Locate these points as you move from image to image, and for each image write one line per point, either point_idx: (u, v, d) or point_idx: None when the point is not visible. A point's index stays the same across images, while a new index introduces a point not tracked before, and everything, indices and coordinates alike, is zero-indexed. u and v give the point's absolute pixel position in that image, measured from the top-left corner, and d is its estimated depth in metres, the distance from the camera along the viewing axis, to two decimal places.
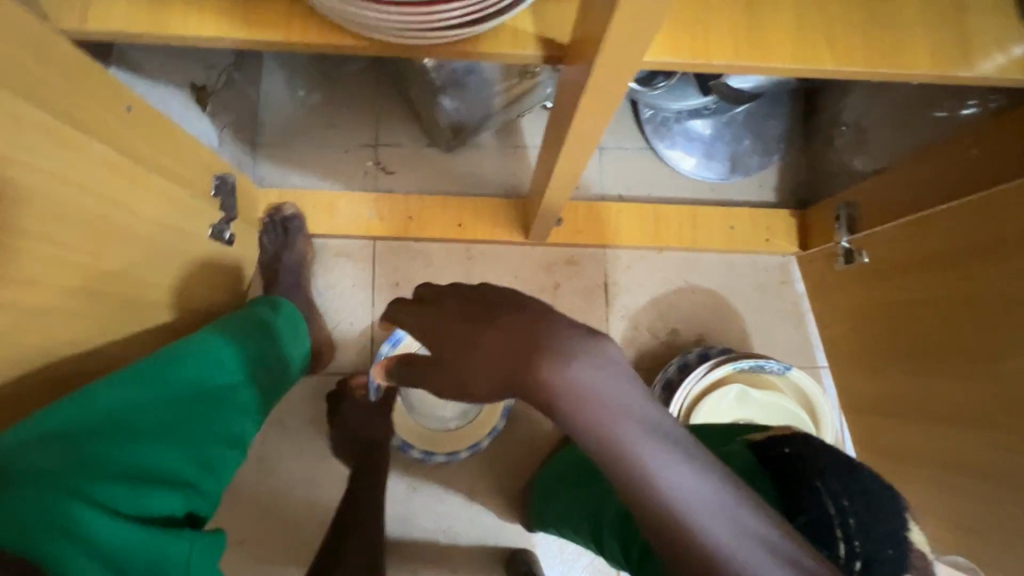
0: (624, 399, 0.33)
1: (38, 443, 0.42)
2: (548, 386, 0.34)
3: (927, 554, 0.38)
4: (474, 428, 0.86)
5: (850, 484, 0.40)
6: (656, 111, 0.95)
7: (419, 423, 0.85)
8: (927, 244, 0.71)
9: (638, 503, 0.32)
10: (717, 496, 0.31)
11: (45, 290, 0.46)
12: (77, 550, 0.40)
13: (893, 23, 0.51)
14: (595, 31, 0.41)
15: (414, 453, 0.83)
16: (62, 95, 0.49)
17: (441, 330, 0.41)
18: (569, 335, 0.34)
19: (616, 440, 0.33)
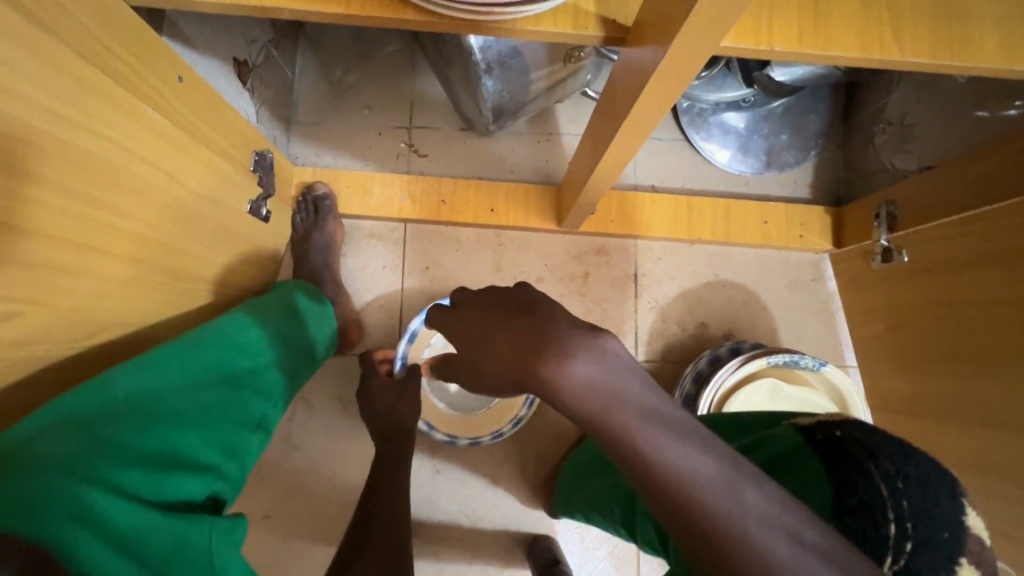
0: (623, 387, 0.33)
1: (60, 426, 0.40)
2: (549, 383, 0.33)
3: (983, 540, 0.36)
4: (498, 414, 0.85)
5: (906, 467, 0.38)
6: (694, 102, 0.94)
7: (444, 405, 0.85)
8: (971, 244, 0.70)
9: (651, 497, 0.30)
10: (729, 487, 0.29)
11: (95, 254, 0.47)
12: (94, 535, 0.38)
13: (958, 14, 0.50)
14: (667, 11, 0.41)
15: (437, 434, 0.83)
16: (116, 61, 0.49)
17: (464, 332, 0.42)
18: (570, 334, 0.34)
19: (620, 435, 0.32)
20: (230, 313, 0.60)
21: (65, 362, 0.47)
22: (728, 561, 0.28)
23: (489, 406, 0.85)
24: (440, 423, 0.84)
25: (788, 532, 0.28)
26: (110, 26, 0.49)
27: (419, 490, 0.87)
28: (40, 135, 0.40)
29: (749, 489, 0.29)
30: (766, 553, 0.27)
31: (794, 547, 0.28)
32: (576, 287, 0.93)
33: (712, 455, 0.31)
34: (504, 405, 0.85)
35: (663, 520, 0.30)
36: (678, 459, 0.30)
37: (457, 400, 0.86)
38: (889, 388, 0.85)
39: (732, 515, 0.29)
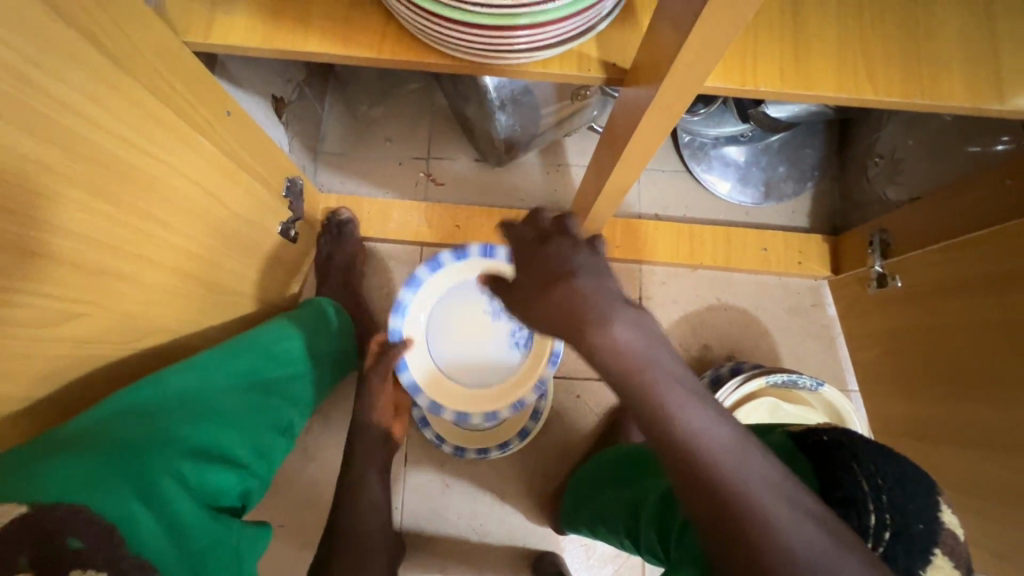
0: (657, 357, 0.37)
1: (123, 414, 0.45)
2: (593, 345, 0.38)
3: (958, 533, 0.39)
4: (516, 384, 0.81)
5: (886, 466, 0.41)
6: (694, 137, 1.00)
7: (453, 381, 0.81)
8: (956, 270, 0.73)
9: (669, 457, 0.34)
10: (741, 454, 0.33)
11: (147, 265, 0.53)
12: (148, 517, 0.42)
13: (929, 57, 0.55)
14: (659, 56, 0.47)
15: (448, 415, 0.80)
16: (178, 97, 0.56)
17: (517, 278, 0.46)
18: (616, 306, 0.39)
19: (650, 399, 0.35)
20: (269, 321, 0.65)
21: (114, 362, 0.51)
22: (735, 517, 0.31)
23: (505, 375, 0.82)
24: (450, 402, 0.80)
25: (790, 499, 0.32)
26: (173, 67, 0.55)
27: (428, 504, 0.90)
28: (107, 159, 0.46)
29: (758, 458, 0.33)
30: (773, 513, 0.31)
31: (793, 512, 0.31)
32: None
33: (727, 426, 0.34)
34: (518, 374, 0.81)
35: (677, 477, 0.33)
36: (699, 424, 0.34)
37: (465, 374, 0.82)
38: (889, 411, 0.87)
39: (741, 477, 0.32)
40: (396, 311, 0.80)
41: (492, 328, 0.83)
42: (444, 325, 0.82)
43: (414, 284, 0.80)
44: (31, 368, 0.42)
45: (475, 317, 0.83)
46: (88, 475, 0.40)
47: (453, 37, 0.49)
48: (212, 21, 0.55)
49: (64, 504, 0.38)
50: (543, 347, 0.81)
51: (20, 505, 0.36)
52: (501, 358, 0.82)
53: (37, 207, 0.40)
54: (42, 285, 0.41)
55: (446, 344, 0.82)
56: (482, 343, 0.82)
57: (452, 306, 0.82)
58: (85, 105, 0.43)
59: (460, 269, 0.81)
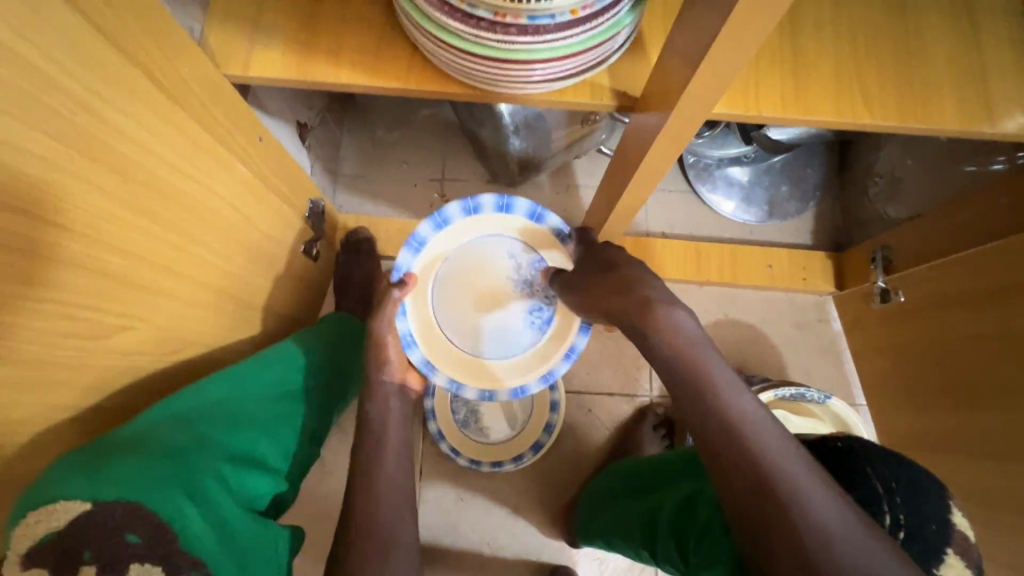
0: (706, 350, 0.50)
1: (170, 421, 0.48)
2: (656, 329, 0.52)
3: (968, 534, 0.42)
4: (523, 365, 0.74)
5: (899, 471, 0.43)
6: (699, 158, 1.04)
7: (453, 343, 0.74)
8: (955, 285, 0.75)
9: (710, 417, 0.46)
10: (766, 421, 0.45)
11: (186, 281, 0.56)
12: (193, 517, 0.45)
13: (921, 84, 0.58)
14: (668, 85, 0.50)
15: (437, 379, 0.73)
16: (219, 125, 0.59)
17: (592, 274, 0.63)
18: (676, 305, 0.53)
19: (700, 374, 0.48)
20: (302, 332, 0.68)
21: (151, 372, 0.54)
22: (757, 463, 0.42)
23: (512, 353, 0.75)
24: (444, 363, 0.73)
25: (799, 459, 0.42)
26: (216, 98, 0.59)
27: (443, 517, 0.91)
28: (154, 182, 0.49)
29: (776, 427, 0.44)
30: (788, 474, 0.41)
31: (805, 466, 0.42)
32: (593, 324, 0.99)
33: (756, 403, 0.46)
34: (527, 356, 0.74)
35: (716, 432, 0.45)
36: (736, 396, 0.46)
37: (469, 339, 0.74)
38: (897, 425, 0.89)
39: (762, 438, 0.43)
40: (411, 246, 0.73)
41: (513, 297, 0.75)
42: (461, 277, 0.75)
43: (439, 221, 0.73)
44: (78, 376, 0.45)
45: (497, 280, 0.75)
46: (139, 477, 0.43)
47: (474, 70, 0.53)
48: (251, 55, 0.59)
49: (121, 502, 0.41)
50: (561, 338, 0.75)
51: (82, 501, 0.40)
52: (513, 336, 0.75)
53: (95, 227, 0.43)
54: (95, 300, 0.45)
55: (458, 300, 0.74)
56: (497, 309, 0.75)
57: (476, 260, 0.75)
58: (140, 134, 0.47)
59: (494, 220, 0.75)
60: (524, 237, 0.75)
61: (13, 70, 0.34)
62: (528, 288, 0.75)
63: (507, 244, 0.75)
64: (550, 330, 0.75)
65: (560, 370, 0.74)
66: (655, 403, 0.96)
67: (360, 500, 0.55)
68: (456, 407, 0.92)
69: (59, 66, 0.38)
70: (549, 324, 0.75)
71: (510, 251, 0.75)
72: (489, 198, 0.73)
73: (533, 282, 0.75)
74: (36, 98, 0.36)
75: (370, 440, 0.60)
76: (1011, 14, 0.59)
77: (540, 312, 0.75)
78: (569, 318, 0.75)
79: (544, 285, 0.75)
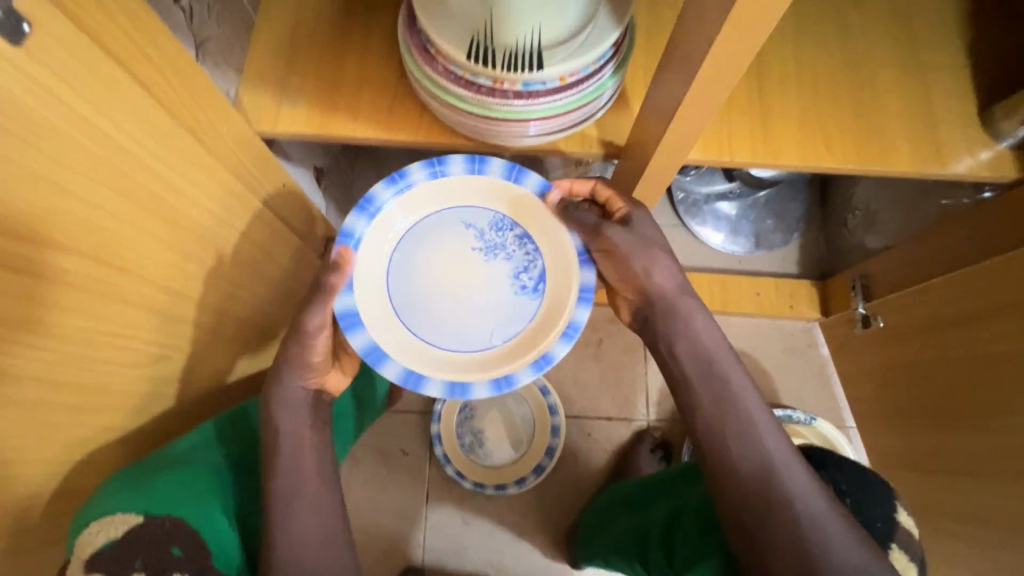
0: (720, 355, 0.55)
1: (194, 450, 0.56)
2: (676, 335, 0.55)
3: (912, 532, 0.52)
4: (534, 336, 0.58)
5: (852, 477, 0.55)
6: (688, 194, 1.10)
7: (437, 345, 0.58)
8: (932, 311, 0.80)
9: (722, 421, 0.52)
10: (770, 427, 0.51)
11: (211, 312, 0.62)
12: (218, 532, 0.52)
13: (879, 131, 0.65)
14: (648, 136, 0.57)
15: (388, 371, 0.54)
16: (249, 174, 0.66)
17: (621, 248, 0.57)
18: (695, 310, 0.56)
19: (716, 381, 0.53)
20: None
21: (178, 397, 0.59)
22: (763, 467, 0.49)
23: (495, 333, 0.59)
24: (429, 372, 0.55)
25: (795, 465, 0.49)
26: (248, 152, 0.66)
27: (450, 539, 0.95)
28: (192, 225, 0.56)
29: (777, 432, 0.51)
30: (788, 478, 0.48)
31: (801, 470, 0.49)
32: (591, 351, 1.04)
33: (763, 408, 0.52)
34: (535, 325, 0.58)
35: (729, 437, 0.51)
36: (747, 402, 0.52)
37: (438, 328, 0.59)
38: (891, 445, 0.92)
39: (767, 443, 0.50)
40: (345, 243, 0.57)
41: (488, 266, 0.61)
42: (421, 263, 0.60)
43: (368, 210, 0.59)
44: (119, 401, 0.50)
45: (460, 252, 0.61)
46: (177, 496, 0.50)
47: (476, 127, 0.60)
48: (278, 113, 0.66)
49: (166, 517, 0.48)
50: (564, 290, 0.58)
51: (135, 514, 0.46)
52: (495, 314, 0.59)
53: (143, 266, 0.49)
54: (139, 331, 0.50)
55: (426, 289, 0.60)
56: (472, 284, 0.60)
57: (433, 243, 0.61)
58: (182, 185, 0.53)
59: (463, 183, 0.61)
60: (482, 197, 0.61)
61: (88, 137, 0.42)
62: (503, 251, 0.61)
63: (461, 210, 0.61)
64: (546, 285, 0.59)
65: (582, 323, 0.56)
66: (653, 426, 1.01)
67: (278, 523, 0.51)
68: (461, 432, 0.97)
69: (122, 131, 0.45)
70: (543, 278, 0.59)
71: (466, 215, 0.61)
72: (418, 167, 0.60)
73: (507, 244, 0.61)
74: (100, 157, 0.43)
75: (287, 449, 0.54)
76: (955, 68, 0.67)
77: (527, 270, 0.60)
78: (567, 264, 0.59)
79: (522, 241, 0.61)
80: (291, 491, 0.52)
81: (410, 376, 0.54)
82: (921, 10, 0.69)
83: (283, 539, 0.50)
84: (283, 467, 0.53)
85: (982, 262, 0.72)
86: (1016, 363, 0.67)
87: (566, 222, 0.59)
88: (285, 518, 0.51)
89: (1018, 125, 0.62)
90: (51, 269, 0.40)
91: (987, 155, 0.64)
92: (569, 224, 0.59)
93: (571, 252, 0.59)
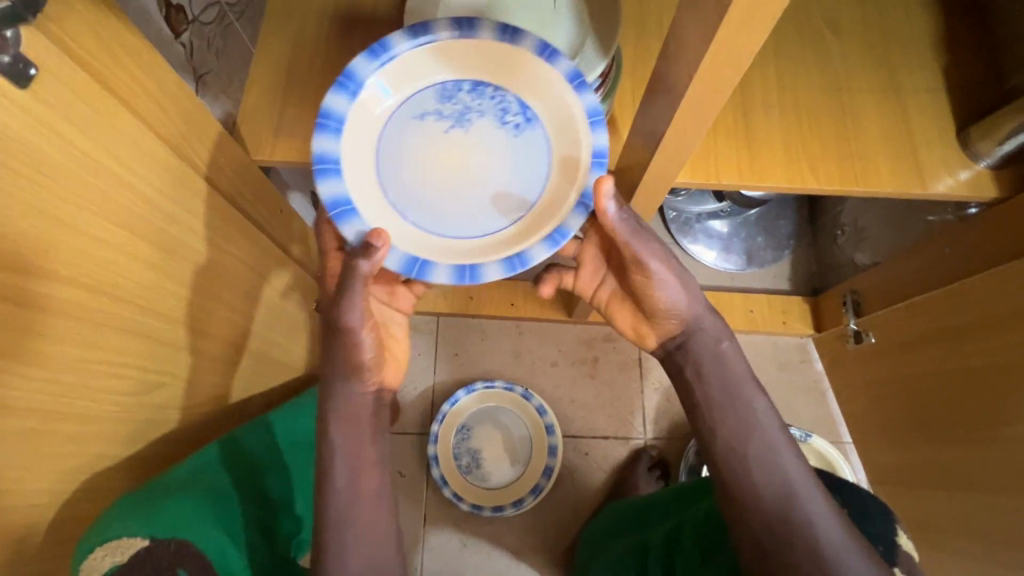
0: (739, 378, 0.53)
1: (202, 470, 0.56)
2: (697, 358, 0.54)
3: (913, 555, 0.52)
4: (568, 149, 0.49)
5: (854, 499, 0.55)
6: (680, 213, 1.12)
7: (500, 227, 0.49)
8: (921, 326, 0.82)
9: (744, 447, 0.50)
10: (792, 452, 0.50)
11: (207, 339, 0.62)
12: (224, 553, 0.52)
13: (860, 152, 0.67)
14: (636, 161, 0.58)
15: (490, 272, 0.46)
16: (243, 201, 0.68)
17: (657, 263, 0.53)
18: (717, 331, 0.54)
19: (738, 404, 0.51)
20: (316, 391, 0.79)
21: (175, 425, 0.59)
22: (783, 492, 0.47)
23: (540, 184, 0.50)
24: (521, 245, 0.47)
25: (812, 496, 0.47)
26: (244, 180, 0.67)
27: (447, 563, 0.94)
28: (190, 254, 0.57)
29: (795, 459, 0.49)
30: (806, 506, 0.47)
31: (820, 497, 0.47)
32: (587, 370, 1.05)
33: (784, 432, 0.50)
34: (560, 145, 0.49)
35: (751, 462, 0.49)
36: (767, 425, 0.50)
37: (487, 215, 0.49)
38: (887, 460, 0.93)
39: (784, 470, 0.48)
40: (342, 215, 0.46)
41: (470, 135, 0.50)
42: (413, 179, 0.50)
43: (329, 168, 0.46)
44: (117, 430, 0.50)
45: (428, 137, 0.50)
46: (184, 518, 0.50)
47: None
48: (275, 142, 0.67)
49: (173, 540, 0.48)
50: (556, 99, 0.49)
51: (141, 538, 0.46)
52: (523, 174, 0.50)
53: (141, 295, 0.50)
54: (137, 358, 0.51)
55: (435, 192, 0.50)
56: (469, 164, 0.50)
57: (408, 150, 0.50)
58: (180, 215, 0.55)
59: (390, 81, 0.49)
60: (419, 76, 0.50)
61: (89, 172, 0.43)
62: (474, 111, 0.51)
63: (401, 107, 0.50)
64: (535, 108, 0.50)
65: (599, 103, 0.48)
66: (650, 445, 1.01)
67: (331, 543, 0.50)
68: (458, 453, 0.97)
69: (124, 166, 0.46)
70: (527, 103, 0.50)
71: (413, 105, 0.50)
72: (332, 100, 0.47)
73: (469, 102, 0.51)
74: (101, 191, 0.44)
75: (343, 468, 0.52)
76: (931, 92, 0.69)
77: (505, 108, 0.50)
78: (547, 78, 0.49)
79: (481, 90, 0.51)
80: (343, 520, 0.50)
81: (512, 260, 0.46)
82: (897, 37, 0.71)
83: (336, 564, 0.49)
84: (339, 488, 0.51)
85: (969, 277, 0.74)
86: (1007, 377, 0.68)
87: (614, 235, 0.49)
88: (339, 543, 0.50)
89: (994, 146, 0.64)
90: (52, 302, 0.41)
91: (966, 175, 0.66)
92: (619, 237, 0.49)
93: (534, 56, 0.48)
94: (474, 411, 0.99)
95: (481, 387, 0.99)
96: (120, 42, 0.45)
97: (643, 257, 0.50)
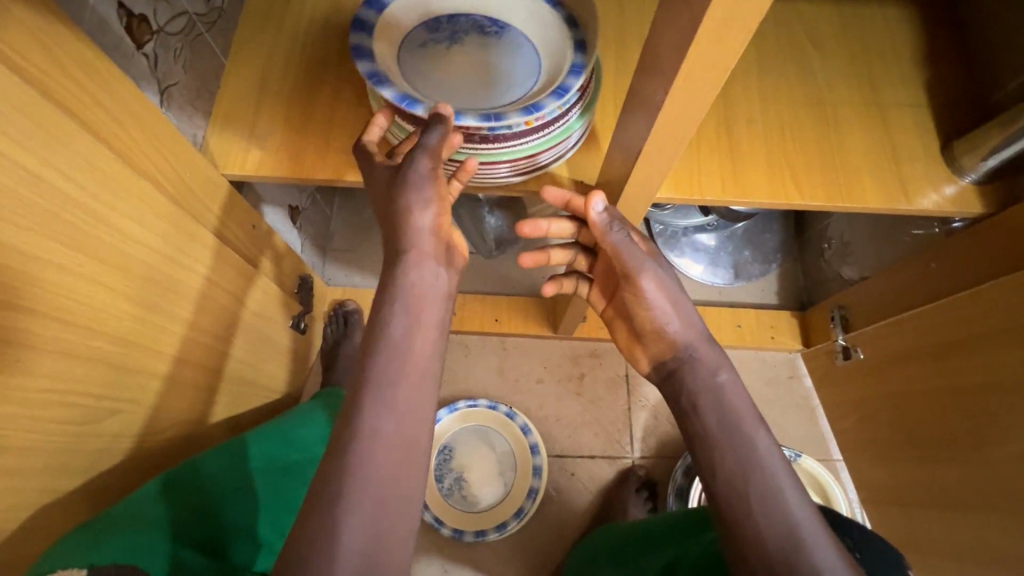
0: (739, 410, 0.50)
1: (151, 498, 0.53)
2: (687, 389, 0.52)
3: None
4: (546, 25, 0.56)
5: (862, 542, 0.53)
6: (666, 227, 1.11)
7: (532, 89, 0.55)
8: (911, 340, 0.80)
9: (743, 481, 0.46)
10: (797, 490, 0.45)
11: (172, 363, 0.59)
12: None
13: (847, 167, 0.66)
14: (615, 177, 0.56)
15: (550, 104, 0.51)
16: (210, 217, 0.65)
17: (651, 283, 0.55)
18: (709, 360, 0.53)
19: (735, 434, 0.48)
20: (308, 405, 0.77)
21: (137, 455, 0.56)
22: (794, 536, 0.43)
23: (539, 62, 0.56)
24: (557, 83, 0.53)
25: (820, 543, 0.42)
26: (212, 195, 0.65)
27: None
28: (151, 274, 0.54)
29: (800, 499, 0.45)
30: (816, 554, 0.42)
31: (829, 544, 0.43)
32: (573, 387, 1.03)
33: (785, 469, 0.47)
34: (536, 26, 0.57)
35: (750, 499, 0.45)
36: (769, 460, 0.47)
37: (515, 90, 0.56)
38: (876, 479, 0.91)
39: (790, 512, 0.44)
40: (411, 105, 0.51)
41: (466, 51, 0.58)
42: (446, 93, 0.56)
43: (383, 82, 0.52)
44: (67, 464, 0.47)
45: (432, 60, 0.57)
46: (123, 546, 0.47)
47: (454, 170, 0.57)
48: (243, 156, 0.65)
49: (113, 565, 0.45)
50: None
51: (78, 569, 0.43)
52: (520, 62, 0.57)
53: (95, 319, 0.48)
54: (88, 385, 0.48)
55: (465, 96, 0.56)
56: (478, 71, 0.57)
57: (429, 75, 0.56)
58: (141, 234, 0.52)
59: (386, 26, 0.56)
60: (405, 21, 0.57)
61: (35, 192, 0.41)
62: (461, 34, 0.58)
63: (403, 47, 0.57)
64: (502, 14, 0.58)
65: None
66: (638, 465, 0.98)
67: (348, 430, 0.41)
68: (440, 475, 0.94)
69: (75, 185, 0.44)
70: (494, 13, 0.58)
71: (410, 41, 0.57)
72: (355, 38, 0.53)
73: (453, 29, 0.58)
74: (47, 212, 0.42)
75: (402, 316, 0.45)
76: (914, 107, 0.68)
77: (480, 24, 0.58)
78: None
79: (457, 19, 0.58)
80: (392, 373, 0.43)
81: (558, 90, 0.51)
82: (879, 52, 0.71)
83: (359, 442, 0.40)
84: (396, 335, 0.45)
85: (964, 292, 0.72)
86: (1000, 394, 0.67)
87: (605, 245, 0.53)
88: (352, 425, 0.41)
89: (979, 161, 0.63)
90: None
91: (952, 190, 0.65)
92: (609, 248, 0.53)
93: None
94: (457, 431, 0.97)
95: (464, 406, 0.97)
96: (63, 48, 0.44)
97: (633, 271, 0.53)
